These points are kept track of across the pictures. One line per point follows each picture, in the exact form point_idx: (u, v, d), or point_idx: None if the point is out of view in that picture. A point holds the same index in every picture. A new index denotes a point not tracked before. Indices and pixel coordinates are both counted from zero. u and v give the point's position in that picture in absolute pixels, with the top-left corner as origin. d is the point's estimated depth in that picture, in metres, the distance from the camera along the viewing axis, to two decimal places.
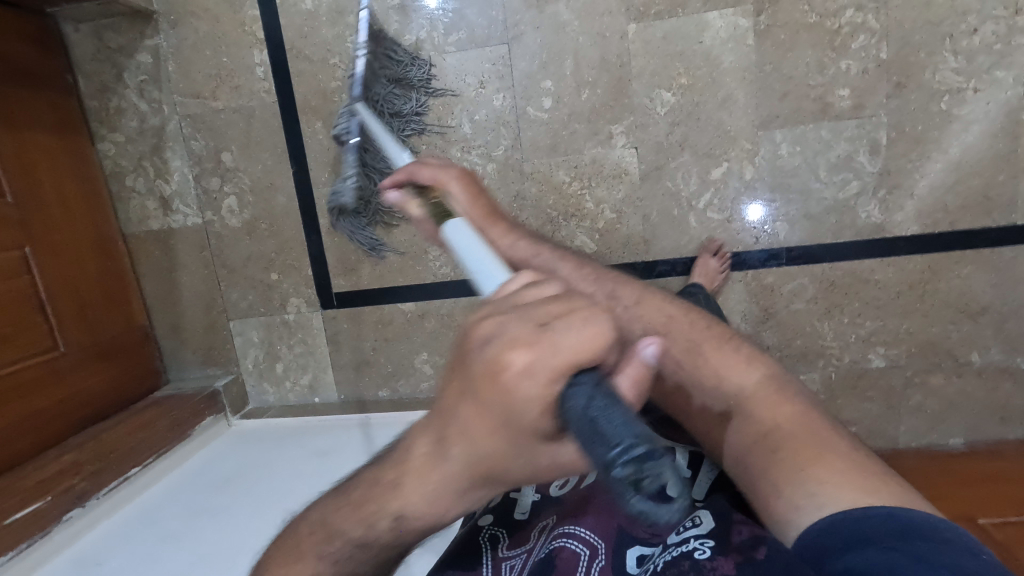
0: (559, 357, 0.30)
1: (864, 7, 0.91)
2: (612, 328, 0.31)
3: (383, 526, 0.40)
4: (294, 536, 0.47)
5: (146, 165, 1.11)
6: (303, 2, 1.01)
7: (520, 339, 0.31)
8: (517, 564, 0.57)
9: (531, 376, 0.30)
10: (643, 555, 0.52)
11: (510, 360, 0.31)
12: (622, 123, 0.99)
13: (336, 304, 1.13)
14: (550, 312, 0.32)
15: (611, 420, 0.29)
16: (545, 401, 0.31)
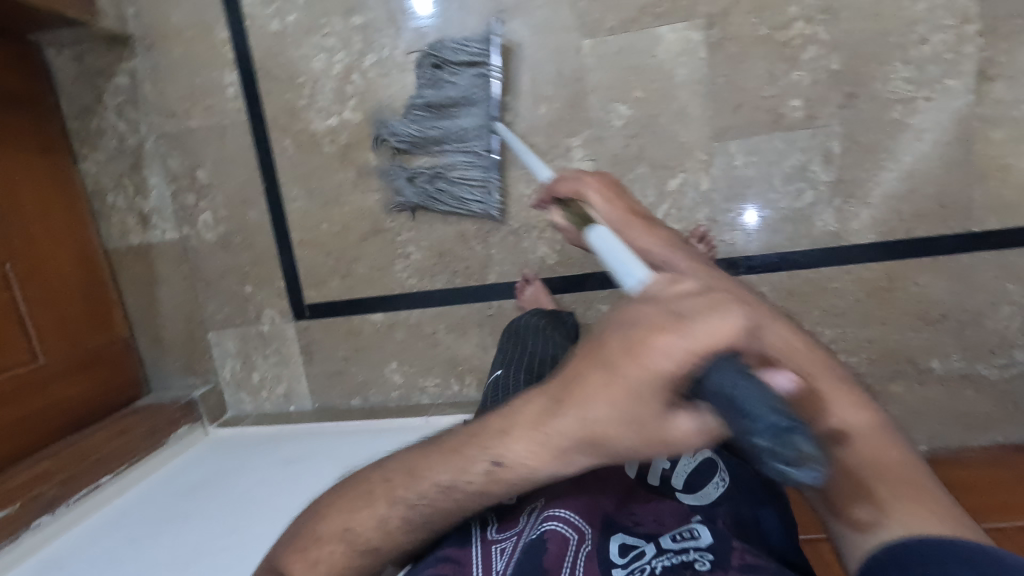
0: (692, 340, 0.33)
1: (814, 19, 0.92)
2: (743, 319, 0.34)
3: (480, 470, 0.44)
4: (359, 482, 0.50)
5: (126, 183, 1.16)
6: (271, 24, 1.05)
7: (660, 325, 0.35)
8: (506, 547, 0.49)
9: (667, 354, 0.34)
10: (627, 543, 0.50)
11: (650, 339, 0.35)
12: (579, 136, 1.01)
13: (308, 315, 1.17)
14: (693, 304, 0.36)
15: (751, 396, 0.31)
16: (676, 378, 0.34)
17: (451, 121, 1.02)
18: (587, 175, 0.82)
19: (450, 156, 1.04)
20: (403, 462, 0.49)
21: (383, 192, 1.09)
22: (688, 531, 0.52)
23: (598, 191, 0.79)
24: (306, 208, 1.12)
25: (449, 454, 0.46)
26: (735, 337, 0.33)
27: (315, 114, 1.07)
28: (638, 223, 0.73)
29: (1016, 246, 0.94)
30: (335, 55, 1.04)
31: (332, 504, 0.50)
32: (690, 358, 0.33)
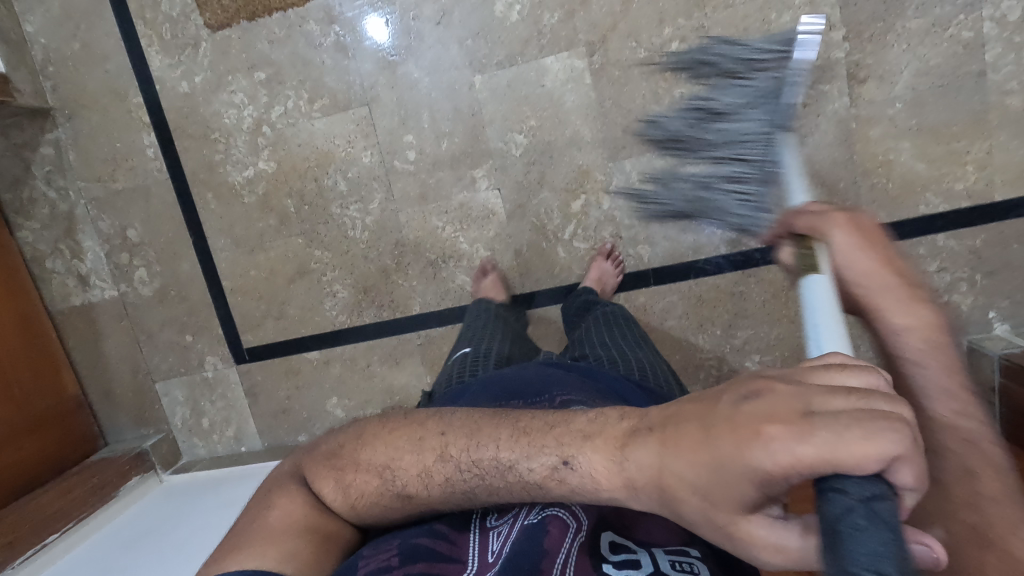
0: (813, 449, 0.31)
1: (689, 38, 0.96)
2: (894, 446, 0.30)
3: (543, 464, 0.46)
4: (410, 422, 0.55)
5: (62, 248, 1.20)
6: (180, 86, 1.09)
7: (790, 417, 0.32)
8: (502, 530, 0.51)
9: (770, 449, 0.32)
10: (617, 542, 0.50)
11: (767, 428, 0.32)
12: (482, 167, 1.05)
13: (248, 358, 1.21)
14: (835, 408, 0.32)
15: (857, 541, 0.28)
16: (774, 476, 0.32)
17: (727, 123, 0.87)
18: (835, 212, 0.69)
19: (718, 164, 0.88)
20: (463, 423, 0.53)
21: (305, 236, 1.12)
22: (687, 563, 0.49)
23: (849, 238, 0.66)
24: (233, 257, 1.16)
25: (518, 438, 0.48)
26: (865, 460, 0.30)
27: (231, 167, 1.11)
28: (897, 290, 0.61)
29: (908, 237, 0.97)
30: (243, 109, 1.08)
31: (379, 437, 0.55)
32: (799, 464, 0.31)
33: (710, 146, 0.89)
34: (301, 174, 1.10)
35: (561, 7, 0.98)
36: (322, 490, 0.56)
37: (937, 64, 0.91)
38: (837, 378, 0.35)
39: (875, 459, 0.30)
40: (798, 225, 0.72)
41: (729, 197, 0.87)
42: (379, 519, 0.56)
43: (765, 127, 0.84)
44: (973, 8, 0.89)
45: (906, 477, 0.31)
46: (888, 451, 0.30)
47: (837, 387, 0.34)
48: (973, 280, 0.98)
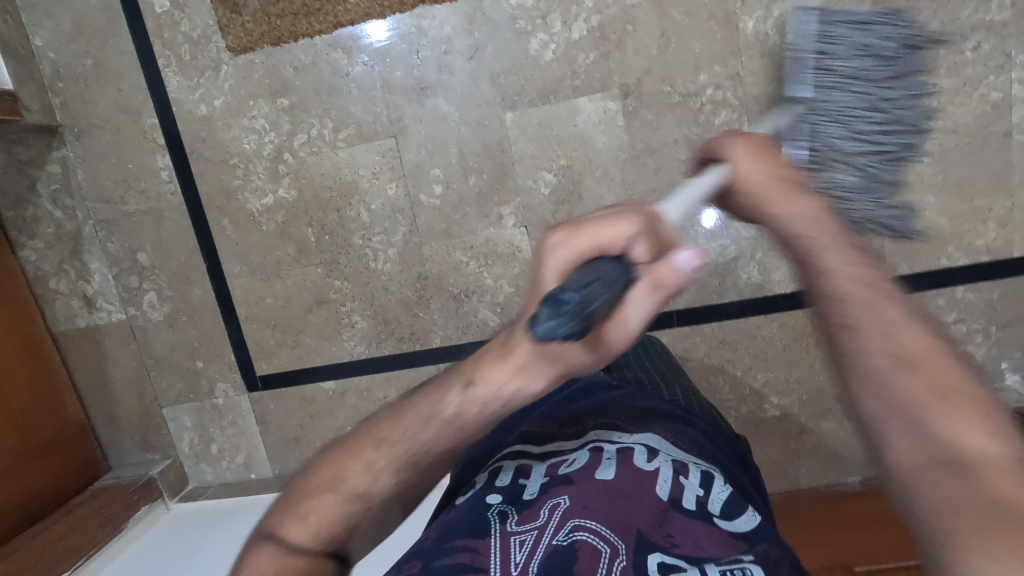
0: (583, 239, 0.43)
1: (723, 85, 0.96)
2: (630, 227, 0.44)
3: (451, 403, 0.48)
4: (350, 435, 0.51)
5: (67, 268, 1.15)
6: (198, 108, 1.05)
7: (565, 225, 0.45)
8: (525, 541, 0.49)
9: (558, 248, 0.44)
10: (667, 563, 0.47)
11: (553, 236, 0.45)
12: (509, 205, 1.04)
13: (261, 386, 1.18)
14: (600, 218, 0.45)
15: (577, 278, 0.41)
16: (560, 269, 0.44)
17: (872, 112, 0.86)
18: (739, 137, 0.66)
19: (844, 144, 0.86)
20: (388, 411, 0.51)
21: (325, 265, 1.10)
22: (739, 570, 0.46)
23: (752, 156, 0.63)
24: (249, 284, 1.13)
25: (432, 390, 0.49)
26: (609, 235, 0.43)
27: (250, 193, 1.08)
28: (780, 189, 0.59)
29: (927, 288, 0.99)
30: (265, 136, 1.05)
31: (320, 459, 0.50)
32: (574, 252, 0.43)
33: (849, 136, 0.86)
34: (323, 204, 1.07)
35: (597, 48, 0.96)
36: (285, 536, 0.47)
37: (964, 122, 0.93)
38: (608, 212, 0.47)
39: (618, 234, 0.43)
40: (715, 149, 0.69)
41: (860, 193, 0.88)
42: (355, 534, 0.48)
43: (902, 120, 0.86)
44: (1003, 69, 0.91)
45: (642, 251, 0.43)
46: (625, 231, 0.43)
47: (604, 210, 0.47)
48: (988, 332, 1.00)
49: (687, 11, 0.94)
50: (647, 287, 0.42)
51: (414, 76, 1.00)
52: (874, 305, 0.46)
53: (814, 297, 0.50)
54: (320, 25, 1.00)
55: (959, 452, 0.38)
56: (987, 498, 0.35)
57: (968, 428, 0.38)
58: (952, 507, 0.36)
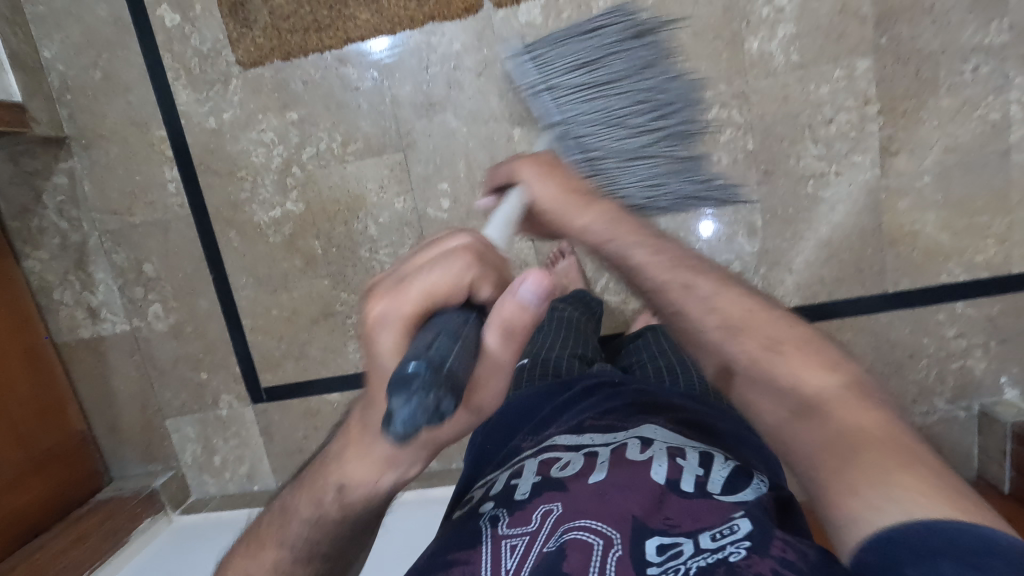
0: (412, 300, 0.39)
1: (728, 103, 0.97)
2: (460, 274, 0.40)
3: (329, 498, 0.50)
4: (257, 528, 0.56)
5: (72, 279, 1.15)
6: (207, 121, 1.06)
7: (386, 290, 0.40)
8: (515, 545, 0.53)
9: (385, 325, 0.39)
10: (665, 543, 0.50)
11: (374, 309, 0.39)
12: None
13: (265, 398, 1.18)
14: (422, 274, 0.40)
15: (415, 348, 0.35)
16: (397, 334, 0.38)
17: (613, 108, 0.88)
18: (524, 159, 0.68)
19: (632, 143, 0.89)
20: (281, 507, 0.55)
21: (331, 277, 1.11)
22: (727, 527, 0.49)
23: (537, 168, 0.66)
24: (255, 296, 1.13)
25: (309, 481, 0.52)
26: (444, 290, 0.40)
27: (257, 206, 1.09)
28: (572, 198, 0.64)
29: (928, 303, 1.01)
30: (273, 149, 1.06)
31: (237, 558, 0.55)
32: (407, 318, 0.39)
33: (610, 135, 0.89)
34: (331, 216, 1.08)
35: None
36: None
37: (964, 141, 0.95)
38: (422, 259, 0.42)
39: (454, 288, 0.40)
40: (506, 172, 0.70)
41: (671, 179, 0.91)
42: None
43: (596, 126, 0.89)
44: (1003, 90, 0.93)
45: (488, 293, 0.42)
46: (456, 279, 0.40)
47: (417, 259, 0.42)
48: (987, 346, 1.02)
49: (693, 30, 0.95)
50: (501, 327, 0.40)
51: (424, 92, 1.01)
52: (687, 280, 0.56)
53: (659, 303, 0.57)
54: (331, 41, 1.00)
55: (811, 396, 0.48)
56: (844, 433, 0.44)
57: (806, 373, 0.49)
58: (822, 450, 0.44)
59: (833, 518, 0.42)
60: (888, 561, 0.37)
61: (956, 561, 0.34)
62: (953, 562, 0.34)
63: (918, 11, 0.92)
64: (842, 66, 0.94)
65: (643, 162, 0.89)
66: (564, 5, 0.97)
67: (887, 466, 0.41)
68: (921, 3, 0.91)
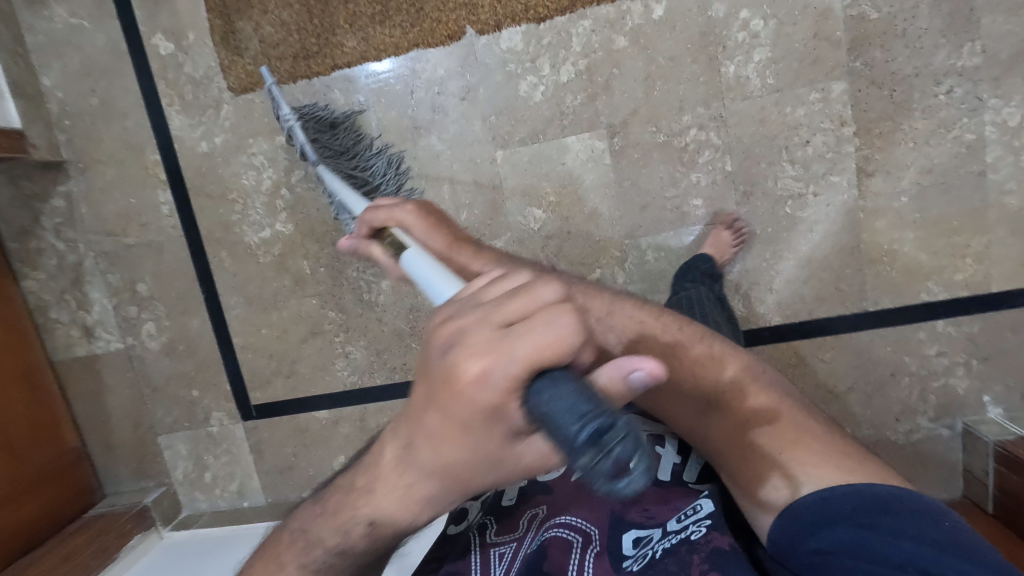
0: (518, 364, 0.31)
1: (706, 126, 0.99)
2: (571, 328, 0.32)
3: (359, 531, 0.46)
4: (274, 546, 0.53)
5: (68, 299, 1.18)
6: (199, 145, 1.09)
7: (481, 348, 0.32)
8: (504, 552, 0.63)
9: (486, 384, 0.33)
10: (639, 536, 0.59)
11: (465, 369, 0.33)
12: (500, 239, 1.06)
13: (255, 415, 1.20)
14: (519, 335, 0.32)
15: (562, 414, 0.31)
16: (504, 393, 0.33)
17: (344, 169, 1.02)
18: (409, 204, 0.79)
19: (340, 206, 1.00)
20: (294, 537, 0.51)
21: (319, 297, 1.13)
22: (691, 507, 0.59)
23: (419, 219, 0.77)
24: (245, 315, 1.15)
25: (334, 508, 0.48)
26: (558, 355, 0.31)
27: (248, 227, 1.11)
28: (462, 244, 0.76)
29: (907, 321, 1.02)
30: (263, 172, 1.09)
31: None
32: (514, 383, 0.32)
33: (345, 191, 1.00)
34: (319, 237, 1.10)
35: (584, 90, 1.00)
36: None
37: (940, 162, 0.96)
38: (514, 305, 0.34)
39: (568, 350, 0.32)
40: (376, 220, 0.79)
41: None
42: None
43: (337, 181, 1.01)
44: (977, 112, 0.94)
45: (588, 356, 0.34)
46: (563, 337, 0.32)
47: (509, 312, 0.34)
48: (969, 364, 1.02)
49: (670, 56, 0.97)
50: (615, 379, 0.34)
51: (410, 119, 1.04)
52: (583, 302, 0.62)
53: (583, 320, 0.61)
54: (319, 67, 1.03)
55: (713, 391, 0.57)
56: (741, 425, 0.54)
57: (702, 374, 0.58)
58: (732, 439, 0.55)
59: (748, 505, 0.53)
60: (799, 535, 0.47)
61: (852, 528, 0.45)
62: (849, 529, 0.45)
63: (891, 35, 0.93)
64: (817, 89, 0.96)
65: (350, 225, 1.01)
66: (544, 31, 0.99)
67: (783, 449, 0.52)
68: (894, 27, 0.93)
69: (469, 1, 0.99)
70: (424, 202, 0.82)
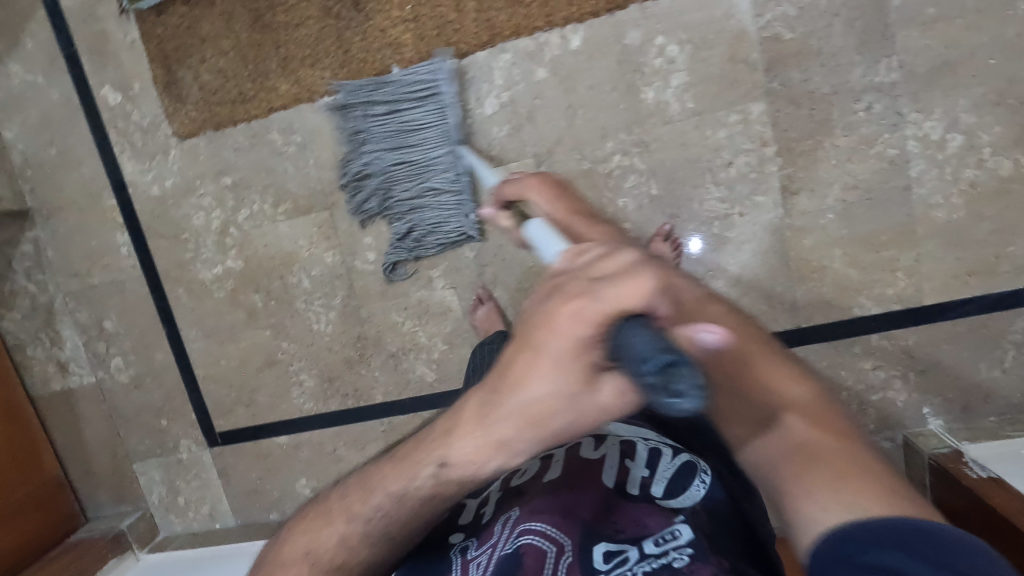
0: (601, 303, 0.40)
1: (629, 151, 1.00)
2: (652, 282, 0.39)
3: (426, 473, 0.50)
4: (320, 503, 0.56)
5: (42, 337, 1.25)
6: (152, 189, 1.14)
7: (578, 293, 0.41)
8: (481, 561, 0.56)
9: (580, 317, 0.40)
10: (611, 550, 0.55)
11: (567, 307, 0.41)
12: (438, 268, 1.10)
13: (220, 442, 1.25)
14: (610, 283, 0.40)
15: (637, 343, 0.37)
16: (590, 330, 0.40)
17: (397, 157, 1.03)
18: (528, 178, 0.88)
19: (451, 192, 1.03)
20: (355, 482, 0.55)
21: (272, 328, 1.17)
22: (668, 532, 0.55)
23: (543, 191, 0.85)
24: (205, 348, 1.21)
25: (400, 460, 0.53)
26: (639, 299, 0.39)
27: (201, 264, 1.16)
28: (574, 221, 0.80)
29: (840, 337, 1.02)
30: (212, 212, 1.14)
31: (296, 529, 0.55)
32: (601, 317, 0.40)
33: (399, 183, 1.04)
34: (268, 271, 1.15)
35: (508, 121, 1.02)
36: None
37: (865, 178, 0.96)
38: (609, 263, 0.43)
39: (647, 294, 0.39)
40: (506, 193, 0.87)
41: (452, 218, 1.04)
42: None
43: (388, 172, 1.04)
44: (898, 126, 0.93)
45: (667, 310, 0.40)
46: (646, 287, 0.39)
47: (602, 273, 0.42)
48: (907, 377, 1.01)
49: (591, 84, 0.99)
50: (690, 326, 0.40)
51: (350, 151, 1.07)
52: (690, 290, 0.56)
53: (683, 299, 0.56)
54: (256, 111, 1.08)
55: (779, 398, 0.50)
56: (796, 446, 0.47)
57: (772, 386, 0.51)
58: (780, 454, 0.47)
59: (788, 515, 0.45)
60: (841, 552, 0.40)
61: (902, 555, 0.37)
62: (894, 554, 0.38)
63: (806, 54, 0.93)
64: (736, 110, 0.96)
65: (441, 208, 1.04)
66: (467, 66, 1.01)
67: (837, 475, 0.44)
68: (809, 47, 0.93)
69: (393, 40, 1.01)
70: (554, 176, 0.89)
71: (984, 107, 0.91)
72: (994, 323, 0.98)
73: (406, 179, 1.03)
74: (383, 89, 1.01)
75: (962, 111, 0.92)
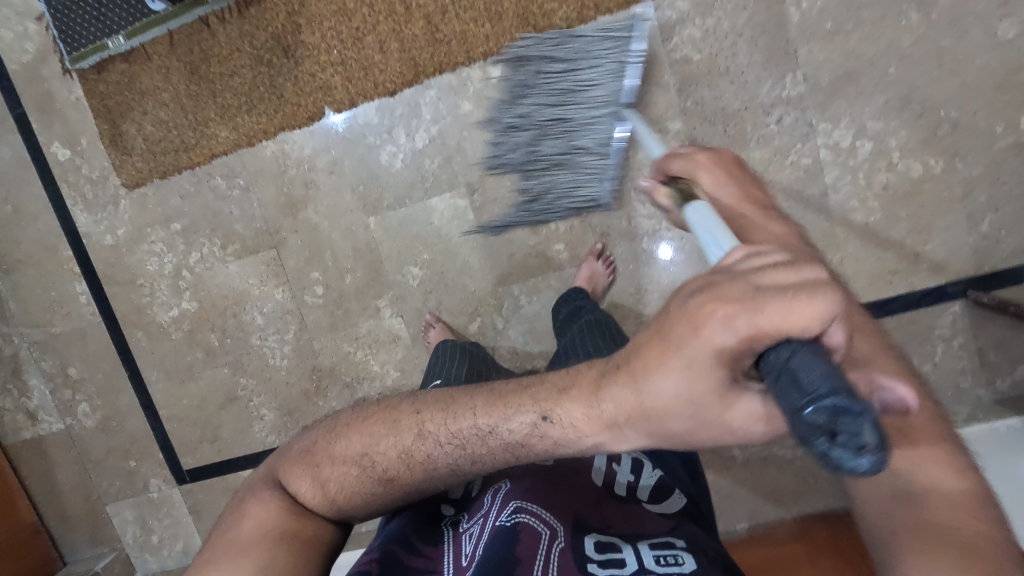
0: (764, 322, 0.35)
1: None
2: (831, 307, 0.35)
3: (523, 421, 0.50)
4: (383, 409, 0.57)
5: (10, 387, 1.28)
6: (106, 239, 1.18)
7: (738, 300, 0.37)
8: (474, 533, 0.58)
9: (730, 327, 0.37)
10: (603, 543, 0.57)
11: (714, 311, 0.38)
12: (384, 297, 1.13)
13: (189, 479, 1.28)
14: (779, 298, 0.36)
15: (808, 373, 0.32)
16: (741, 349, 0.37)
17: (560, 111, 0.98)
18: (700, 153, 0.70)
19: (599, 157, 1.00)
20: (436, 400, 0.56)
21: (230, 366, 1.21)
22: (672, 556, 0.55)
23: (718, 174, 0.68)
24: (166, 388, 1.24)
25: (493, 405, 0.52)
26: (804, 322, 0.34)
27: (158, 307, 1.20)
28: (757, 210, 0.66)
29: None
30: (164, 257, 1.17)
31: (354, 426, 0.57)
32: (757, 334, 0.36)
33: (546, 137, 1.00)
34: (222, 310, 1.18)
35: (439, 153, 1.06)
36: (301, 488, 0.57)
37: (782, 187, 0.99)
38: (790, 273, 0.38)
39: (816, 319, 0.35)
40: (672, 168, 0.70)
41: (588, 183, 1.02)
42: (360, 509, 0.57)
43: (543, 127, 0.99)
44: (809, 137, 0.97)
45: (839, 338, 0.36)
46: (817, 313, 0.34)
47: (775, 281, 0.37)
48: None
49: None
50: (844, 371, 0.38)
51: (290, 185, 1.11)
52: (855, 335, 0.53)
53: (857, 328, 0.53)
54: (198, 158, 1.12)
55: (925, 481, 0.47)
56: (929, 523, 0.45)
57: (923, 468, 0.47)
58: (906, 526, 0.46)
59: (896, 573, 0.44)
60: None
61: None
62: None
63: (715, 74, 0.97)
64: (654, 130, 1.00)
65: (581, 171, 1.01)
66: (396, 104, 1.06)
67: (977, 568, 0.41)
68: (717, 66, 0.97)
69: (324, 83, 1.06)
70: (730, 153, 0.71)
71: (887, 113, 0.95)
72: (921, 319, 1.00)
73: (557, 133, 0.99)
74: (565, 45, 0.97)
75: (868, 118, 0.95)
